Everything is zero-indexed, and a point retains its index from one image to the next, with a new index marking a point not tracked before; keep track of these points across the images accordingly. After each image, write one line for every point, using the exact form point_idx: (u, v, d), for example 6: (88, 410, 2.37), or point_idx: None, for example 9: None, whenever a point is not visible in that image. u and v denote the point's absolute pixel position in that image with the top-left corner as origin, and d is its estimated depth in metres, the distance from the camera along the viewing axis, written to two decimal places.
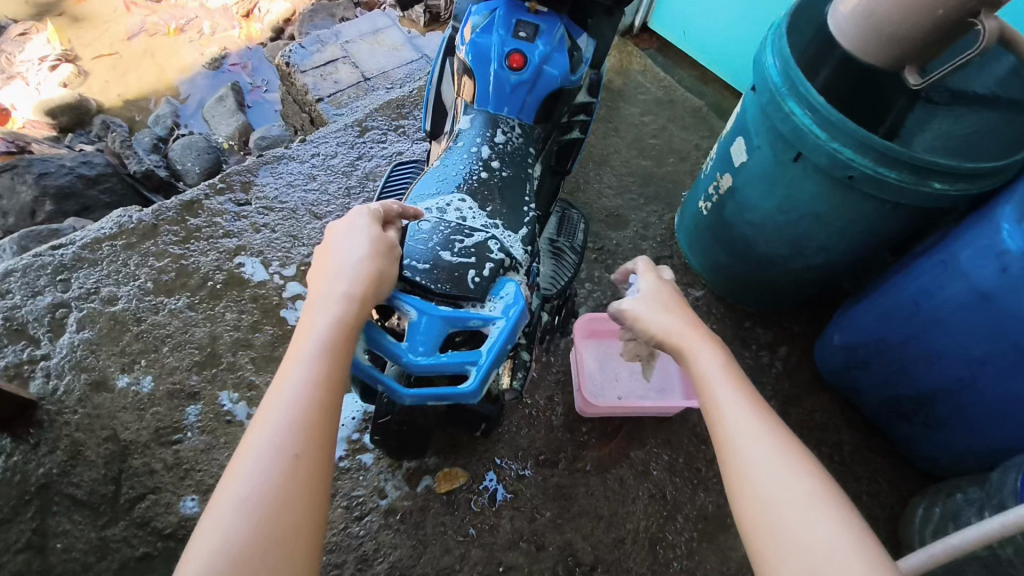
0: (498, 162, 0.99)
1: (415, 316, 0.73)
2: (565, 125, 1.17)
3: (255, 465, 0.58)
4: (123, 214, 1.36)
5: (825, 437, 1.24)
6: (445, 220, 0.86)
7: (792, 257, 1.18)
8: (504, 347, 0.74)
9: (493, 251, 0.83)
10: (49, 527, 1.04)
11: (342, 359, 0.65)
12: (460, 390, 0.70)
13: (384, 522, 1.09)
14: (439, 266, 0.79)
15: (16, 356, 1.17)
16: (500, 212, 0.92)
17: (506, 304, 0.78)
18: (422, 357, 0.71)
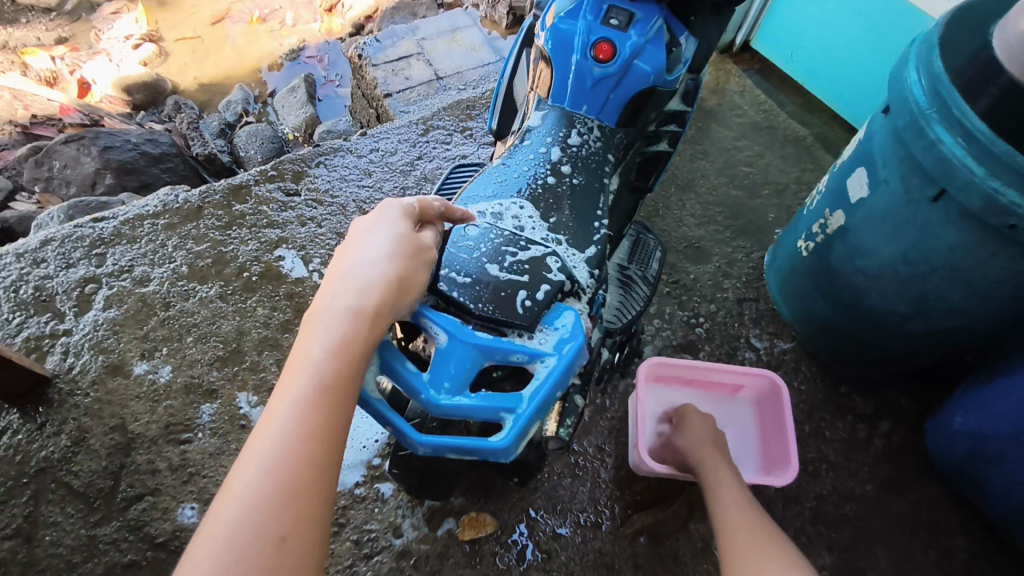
0: (570, 166, 0.86)
1: (444, 342, 0.59)
2: (651, 135, 1.02)
3: (228, 535, 0.44)
4: (170, 193, 1.29)
5: (932, 539, 1.04)
6: (498, 227, 0.73)
7: (912, 317, 1.00)
8: (552, 394, 0.59)
9: (551, 270, 0.69)
10: (40, 517, 0.95)
11: (346, 398, 0.51)
12: (490, 443, 0.56)
13: (395, 566, 0.95)
14: (484, 281, 0.66)
15: (39, 328, 1.11)
16: (565, 225, 0.78)
17: (560, 337, 0.64)
18: (447, 396, 0.57)
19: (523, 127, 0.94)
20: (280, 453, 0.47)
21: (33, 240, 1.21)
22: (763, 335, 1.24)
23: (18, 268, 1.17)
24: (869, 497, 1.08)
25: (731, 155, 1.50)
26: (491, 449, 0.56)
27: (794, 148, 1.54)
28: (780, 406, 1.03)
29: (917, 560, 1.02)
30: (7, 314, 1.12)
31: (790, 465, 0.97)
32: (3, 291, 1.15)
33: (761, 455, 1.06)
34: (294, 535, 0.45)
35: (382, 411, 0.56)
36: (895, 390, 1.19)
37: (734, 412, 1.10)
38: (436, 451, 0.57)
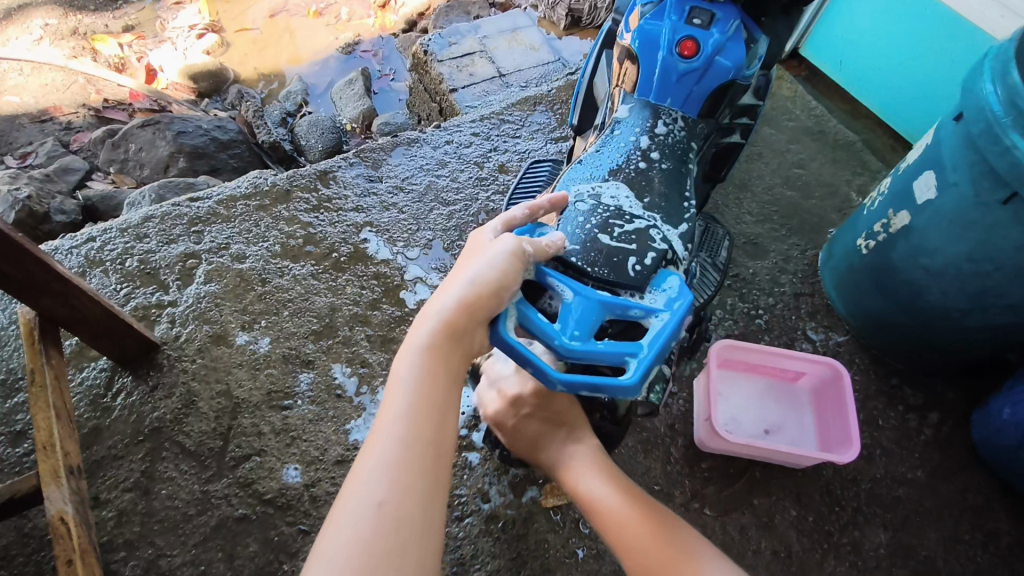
0: (658, 153, 0.94)
1: (570, 298, 0.70)
2: (725, 128, 1.08)
3: (363, 486, 0.61)
4: (259, 176, 1.37)
5: (979, 523, 1.11)
6: (603, 204, 0.85)
7: (970, 313, 1.07)
8: (667, 342, 0.69)
9: (654, 240, 0.81)
10: (157, 472, 1.02)
11: (435, 391, 0.67)
12: (619, 382, 0.65)
13: (485, 528, 1.02)
14: (597, 248, 0.78)
15: (146, 298, 1.19)
16: (657, 205, 0.88)
17: (669, 297, 0.75)
18: (578, 342, 0.67)
19: (609, 119, 1.02)
20: (396, 426, 0.64)
21: (135, 216, 1.28)
22: (820, 328, 1.30)
23: (123, 242, 1.25)
24: (921, 482, 1.14)
25: (784, 157, 1.57)
26: (620, 387, 0.65)
27: (845, 152, 1.60)
28: (839, 389, 1.09)
29: (967, 542, 1.09)
30: (115, 286, 1.20)
31: (852, 443, 1.03)
32: (109, 262, 1.22)
33: (819, 435, 1.12)
34: (410, 485, 0.61)
35: (524, 353, 0.66)
36: (944, 384, 1.25)
37: (793, 395, 1.17)
38: (571, 389, 0.66)
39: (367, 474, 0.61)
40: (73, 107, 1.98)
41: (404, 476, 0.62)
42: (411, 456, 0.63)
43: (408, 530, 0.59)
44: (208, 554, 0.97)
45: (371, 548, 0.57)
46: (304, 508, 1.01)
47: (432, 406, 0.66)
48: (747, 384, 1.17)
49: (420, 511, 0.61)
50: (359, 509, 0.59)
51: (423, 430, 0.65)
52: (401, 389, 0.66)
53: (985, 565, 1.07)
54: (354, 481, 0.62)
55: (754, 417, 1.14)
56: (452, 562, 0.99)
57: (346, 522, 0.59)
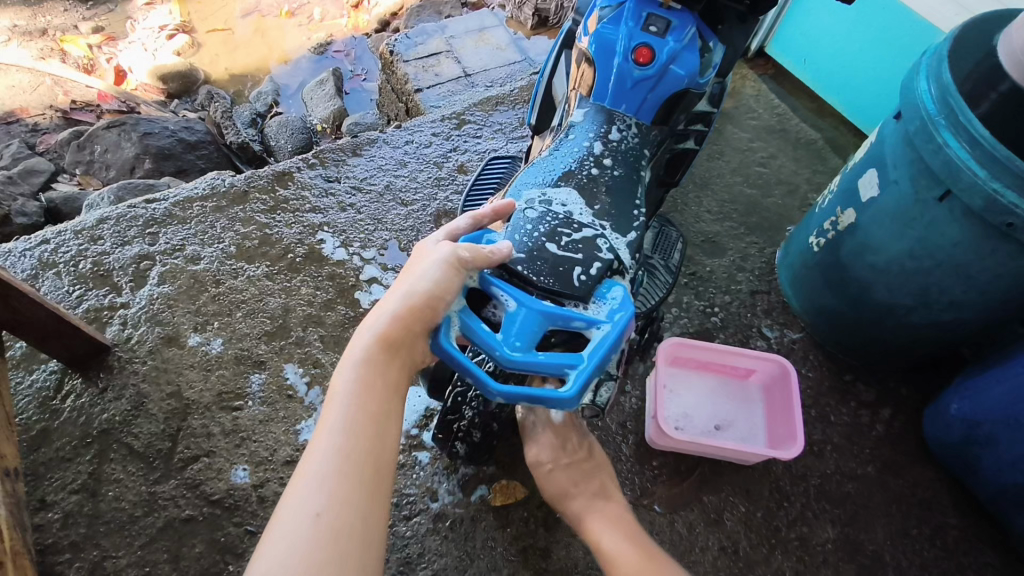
0: (610, 159, 0.93)
1: (514, 308, 0.71)
2: (680, 134, 1.08)
3: (299, 498, 0.60)
4: (217, 178, 1.37)
5: (927, 517, 1.12)
6: (552, 211, 0.83)
7: (914, 309, 1.08)
8: (607, 354, 0.70)
9: (601, 250, 0.80)
10: (104, 474, 1.03)
11: (374, 400, 0.67)
12: (558, 393, 0.67)
13: (432, 527, 1.03)
14: (543, 257, 0.77)
15: (98, 300, 1.19)
16: (608, 212, 0.87)
17: (612, 307, 0.75)
18: (518, 353, 0.68)
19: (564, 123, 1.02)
20: (332, 439, 0.64)
21: (91, 218, 1.28)
22: (774, 325, 1.31)
23: (77, 244, 1.25)
24: (870, 477, 1.15)
25: (746, 155, 1.57)
26: (558, 398, 0.67)
27: (806, 151, 1.61)
28: (788, 387, 1.10)
29: (914, 536, 1.10)
30: (67, 288, 1.20)
31: (798, 441, 1.04)
32: (63, 264, 1.22)
33: (769, 433, 1.13)
34: (346, 496, 0.61)
35: (465, 363, 0.67)
36: (897, 380, 1.27)
37: (747, 394, 1.18)
38: (510, 400, 0.67)
39: (300, 489, 0.60)
40: (40, 108, 1.98)
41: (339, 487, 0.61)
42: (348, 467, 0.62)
43: (347, 539, 0.59)
44: (152, 555, 0.97)
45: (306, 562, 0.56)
46: (252, 509, 1.01)
47: (370, 416, 0.66)
48: (700, 384, 1.18)
49: (360, 520, 0.60)
50: (295, 522, 0.58)
51: (360, 439, 0.64)
52: (339, 400, 0.66)
53: (930, 559, 1.08)
54: (289, 495, 0.60)
55: (706, 409, 1.15)
56: (398, 561, 0.99)
57: (282, 539, 0.57)
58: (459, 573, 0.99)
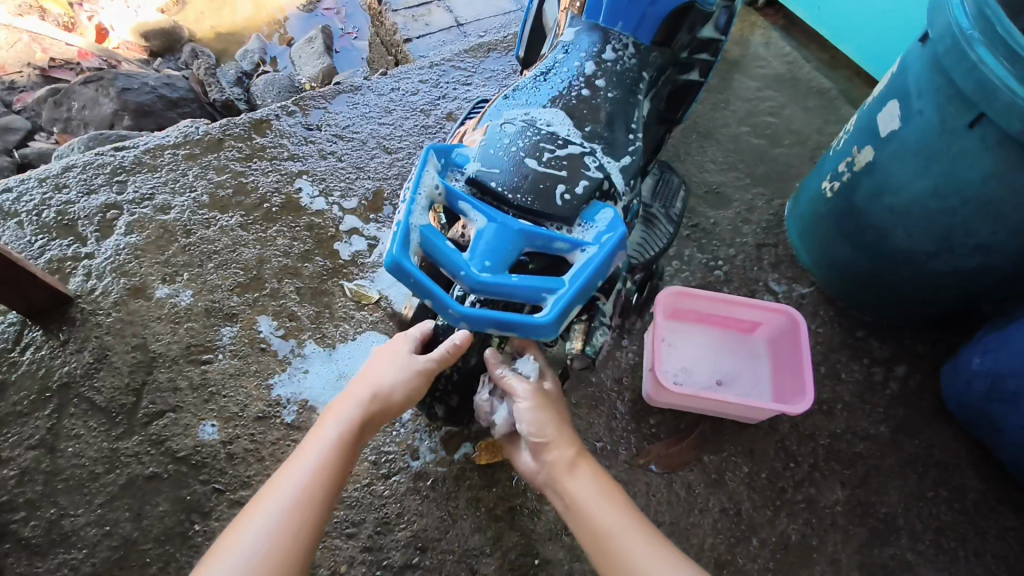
0: (604, 80, 0.85)
1: (483, 226, 0.65)
2: (681, 63, 0.98)
3: (238, 553, 0.59)
4: (190, 126, 1.29)
5: (945, 479, 1.05)
6: (536, 126, 0.77)
7: (936, 255, 1.00)
8: (591, 277, 0.64)
9: (590, 168, 0.74)
10: (63, 429, 0.97)
11: (345, 456, 0.70)
12: (534, 320, 0.60)
13: (412, 487, 0.96)
14: (522, 173, 0.71)
15: (62, 251, 1.12)
16: (599, 134, 0.79)
17: (599, 231, 0.68)
18: (488, 274, 0.62)
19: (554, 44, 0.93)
20: (300, 476, 0.66)
21: (56, 166, 1.21)
22: (782, 280, 1.23)
23: (41, 193, 1.18)
24: (883, 437, 1.08)
25: (753, 104, 1.48)
26: (533, 324, 0.60)
27: (818, 100, 1.51)
28: (797, 338, 1.02)
29: (930, 499, 1.03)
30: (30, 238, 1.13)
31: (807, 394, 0.96)
32: (25, 214, 1.16)
33: (775, 388, 1.05)
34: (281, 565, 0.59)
35: (424, 282, 0.58)
36: (913, 337, 1.18)
37: (752, 349, 1.10)
38: (474, 325, 0.61)
39: (239, 546, 0.59)
40: (18, 66, 1.91)
41: (278, 554, 0.60)
42: (296, 535, 0.61)
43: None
44: (113, 514, 0.91)
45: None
46: (220, 466, 0.95)
47: (327, 494, 0.66)
48: (701, 337, 1.11)
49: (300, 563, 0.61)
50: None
51: (313, 514, 0.64)
52: (300, 469, 0.67)
53: (947, 523, 1.01)
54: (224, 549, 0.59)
55: (703, 357, 1.08)
56: (376, 521, 0.93)
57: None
58: (441, 534, 0.93)
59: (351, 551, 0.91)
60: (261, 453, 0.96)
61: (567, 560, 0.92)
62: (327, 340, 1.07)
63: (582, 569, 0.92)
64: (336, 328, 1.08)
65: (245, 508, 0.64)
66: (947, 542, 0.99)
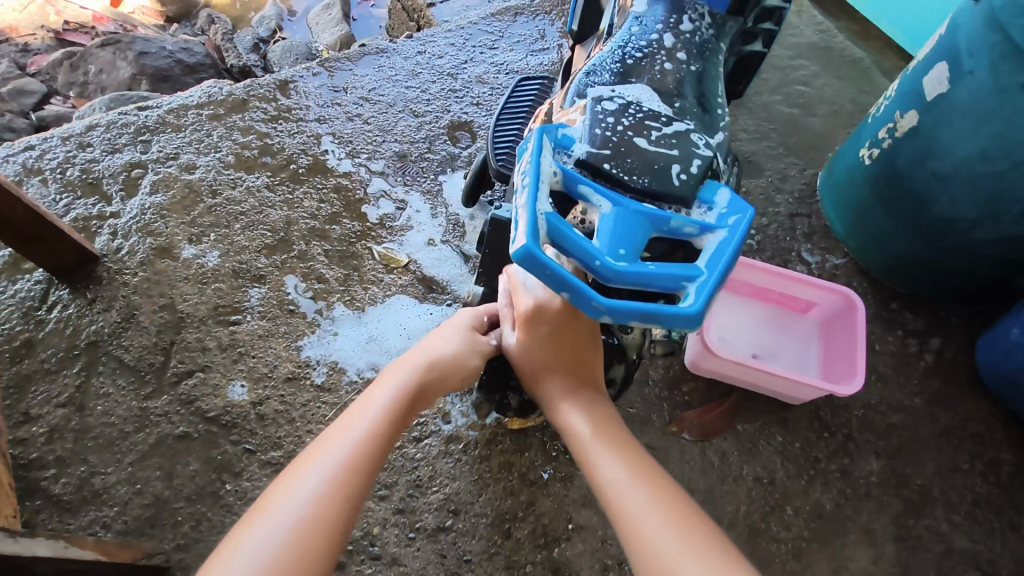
0: (684, 53, 0.75)
1: (608, 210, 0.57)
2: (746, 32, 0.85)
3: (293, 503, 0.60)
4: (214, 87, 1.27)
5: (981, 452, 1.03)
6: (628, 101, 0.68)
7: (979, 223, 0.98)
8: (731, 263, 0.55)
9: (699, 145, 0.66)
10: (92, 387, 0.96)
11: (398, 423, 0.71)
12: (680, 308, 0.51)
13: (444, 450, 0.95)
14: (631, 152, 0.63)
15: (87, 210, 1.10)
16: (692, 110, 0.70)
17: (720, 212, 0.60)
18: (624, 263, 0.53)
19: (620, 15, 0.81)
20: (353, 434, 0.67)
21: (79, 125, 1.19)
22: (815, 251, 1.21)
23: (64, 150, 1.16)
24: (918, 410, 1.06)
25: (786, 73, 1.45)
26: (681, 315, 0.51)
27: (851, 70, 1.48)
28: (853, 324, 0.99)
29: (965, 471, 1.01)
30: (54, 196, 1.12)
31: (856, 373, 0.94)
32: (49, 171, 1.14)
33: (824, 369, 1.02)
34: (333, 517, 0.61)
35: (563, 275, 0.51)
36: (949, 310, 1.16)
37: (807, 328, 1.07)
38: (620, 320, 0.52)
39: (290, 497, 0.61)
40: (32, 29, 1.88)
41: (332, 507, 0.61)
42: (346, 490, 0.63)
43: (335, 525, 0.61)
44: (144, 472, 0.90)
45: (276, 564, 0.56)
46: (250, 426, 0.94)
47: (378, 455, 0.67)
48: (755, 313, 1.08)
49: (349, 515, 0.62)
50: (280, 522, 0.59)
51: (365, 473, 0.65)
52: (353, 429, 0.68)
53: (983, 496, 1.00)
54: (277, 498, 0.61)
55: (761, 333, 1.06)
56: (408, 483, 0.92)
57: (256, 538, 0.57)
58: (473, 498, 0.92)
59: (383, 513, 0.90)
60: (291, 415, 0.95)
61: (600, 525, 0.91)
62: (356, 303, 1.05)
63: (616, 535, 0.91)
64: (364, 291, 1.06)
65: (300, 460, 0.65)
66: (982, 514, 0.98)
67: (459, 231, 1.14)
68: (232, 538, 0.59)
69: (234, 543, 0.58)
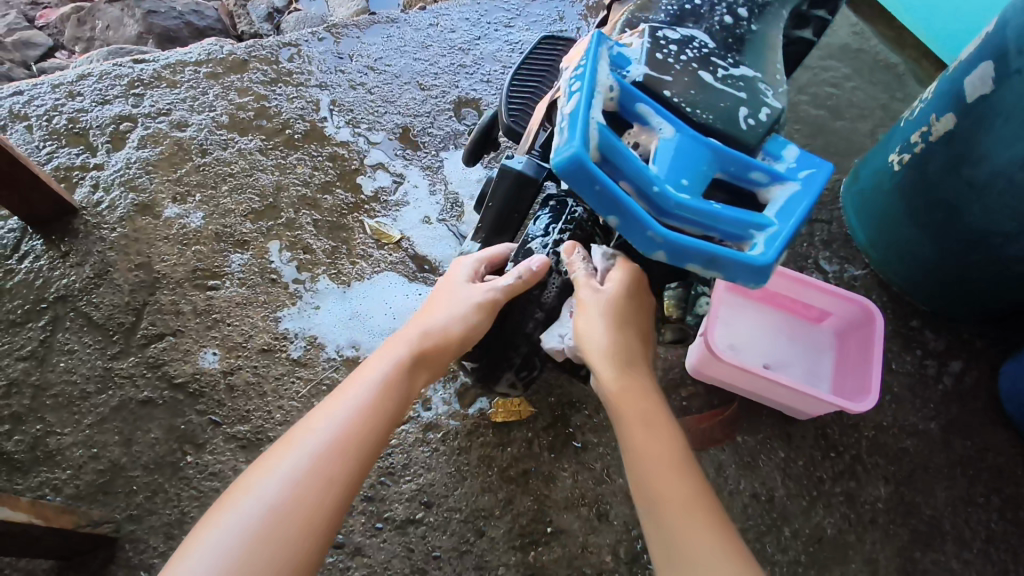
0: (745, 7, 0.70)
1: (670, 135, 0.59)
2: (798, 14, 0.81)
3: (270, 485, 0.55)
4: (215, 44, 1.21)
5: (998, 486, 0.96)
6: (691, 40, 0.67)
7: (1014, 239, 0.90)
8: (800, 222, 0.57)
9: (766, 91, 0.65)
10: (55, 343, 0.91)
11: (395, 398, 0.64)
12: (741, 258, 0.54)
13: (421, 438, 0.89)
14: (695, 84, 0.63)
15: (70, 159, 1.06)
16: (751, 62, 0.67)
17: (795, 166, 0.61)
18: (686, 198, 0.55)
19: None
20: (344, 412, 0.61)
21: (71, 73, 1.14)
22: (833, 259, 1.14)
23: (52, 98, 1.11)
24: (933, 435, 0.99)
25: (815, 73, 1.38)
26: (741, 265, 0.54)
27: (884, 76, 1.40)
28: (870, 337, 0.92)
29: (980, 505, 0.94)
30: (38, 143, 1.07)
31: (870, 392, 0.87)
32: (34, 118, 1.09)
33: (834, 381, 0.96)
34: (315, 504, 0.55)
35: (617, 198, 0.53)
36: (972, 332, 1.09)
37: (815, 338, 1.00)
38: (675, 257, 0.55)
39: (271, 477, 0.55)
40: None
41: (311, 495, 0.55)
42: (332, 474, 0.57)
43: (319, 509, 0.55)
44: (102, 436, 0.85)
45: (246, 556, 0.51)
46: (218, 397, 0.88)
47: (370, 435, 0.61)
48: (763, 318, 1.02)
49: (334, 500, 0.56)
50: (251, 507, 0.53)
51: (353, 456, 0.58)
52: (344, 406, 0.61)
53: (998, 533, 0.92)
54: (259, 475, 0.56)
55: (770, 340, 1.00)
56: (379, 470, 0.86)
57: (232, 520, 0.53)
58: (449, 491, 0.86)
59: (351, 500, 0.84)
60: (262, 388, 0.89)
61: (582, 531, 0.85)
62: (342, 277, 0.99)
63: (598, 543, 0.84)
64: (352, 266, 1.01)
65: (278, 441, 0.59)
66: (996, 553, 0.91)
67: (458, 211, 1.08)
68: (204, 519, 0.54)
69: (205, 528, 0.53)
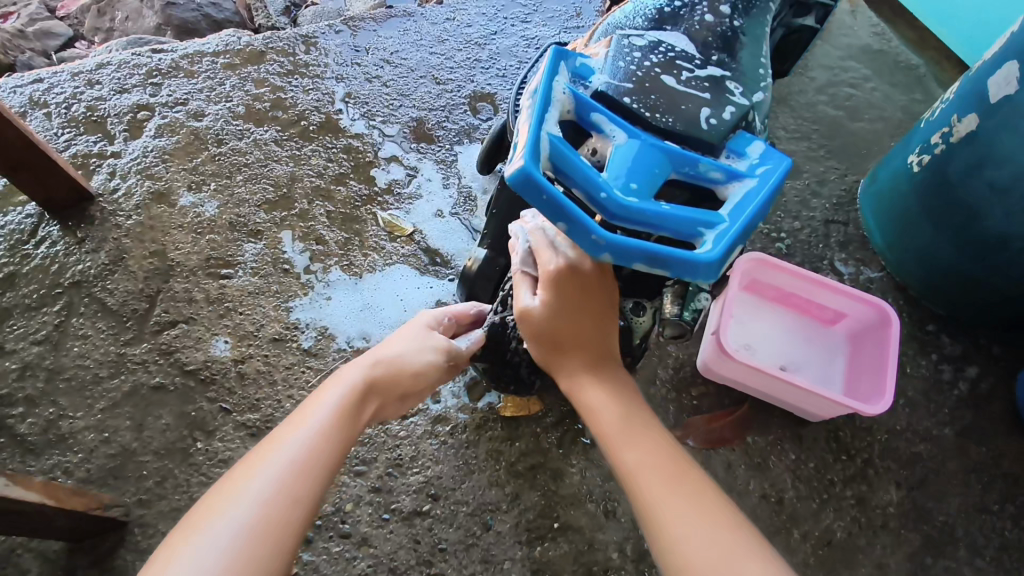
0: (729, 9, 0.69)
1: (623, 142, 0.56)
2: (799, 3, 0.81)
3: (234, 509, 0.52)
4: (233, 35, 1.22)
5: (1013, 494, 0.94)
6: (658, 43, 0.66)
7: None
8: (755, 215, 0.54)
9: (735, 93, 0.63)
10: (70, 328, 0.91)
11: (355, 422, 0.62)
12: (694, 255, 0.50)
13: (430, 431, 0.89)
14: (657, 89, 0.61)
15: (88, 147, 1.07)
16: (729, 65, 0.66)
17: (753, 162, 0.59)
18: (633, 200, 0.52)
19: None
20: (307, 432, 0.58)
21: (90, 62, 1.16)
22: (849, 261, 1.13)
23: (72, 86, 1.12)
24: (947, 441, 0.98)
25: (834, 73, 1.36)
26: (692, 262, 0.50)
27: (904, 77, 1.39)
28: (886, 340, 0.91)
29: (994, 513, 0.93)
30: (57, 130, 1.08)
31: (885, 395, 0.86)
32: (54, 106, 1.10)
33: (848, 383, 0.95)
34: (285, 524, 0.52)
35: (567, 207, 0.49)
36: (989, 337, 1.07)
37: (829, 339, 0.99)
38: (621, 258, 0.50)
39: (235, 502, 0.52)
40: None
41: (280, 514, 0.53)
42: (297, 494, 0.54)
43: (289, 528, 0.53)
44: (113, 421, 0.86)
45: None
46: (229, 385, 0.89)
47: (333, 458, 0.58)
48: (777, 318, 1.01)
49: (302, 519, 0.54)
50: (217, 536, 0.50)
51: (319, 476, 0.56)
52: (305, 427, 0.59)
53: (1012, 541, 0.91)
54: (224, 497, 0.53)
55: (784, 340, 0.99)
56: (387, 461, 0.86)
57: (199, 545, 0.49)
58: (457, 483, 0.86)
59: (358, 490, 0.84)
60: (273, 377, 0.90)
61: (589, 528, 0.85)
62: (354, 269, 1.00)
63: (604, 540, 0.84)
64: (364, 258, 1.01)
65: (230, 475, 0.55)
66: (1009, 561, 0.89)
67: (471, 205, 1.08)
68: (151, 564, 0.49)
69: (170, 554, 0.49)
